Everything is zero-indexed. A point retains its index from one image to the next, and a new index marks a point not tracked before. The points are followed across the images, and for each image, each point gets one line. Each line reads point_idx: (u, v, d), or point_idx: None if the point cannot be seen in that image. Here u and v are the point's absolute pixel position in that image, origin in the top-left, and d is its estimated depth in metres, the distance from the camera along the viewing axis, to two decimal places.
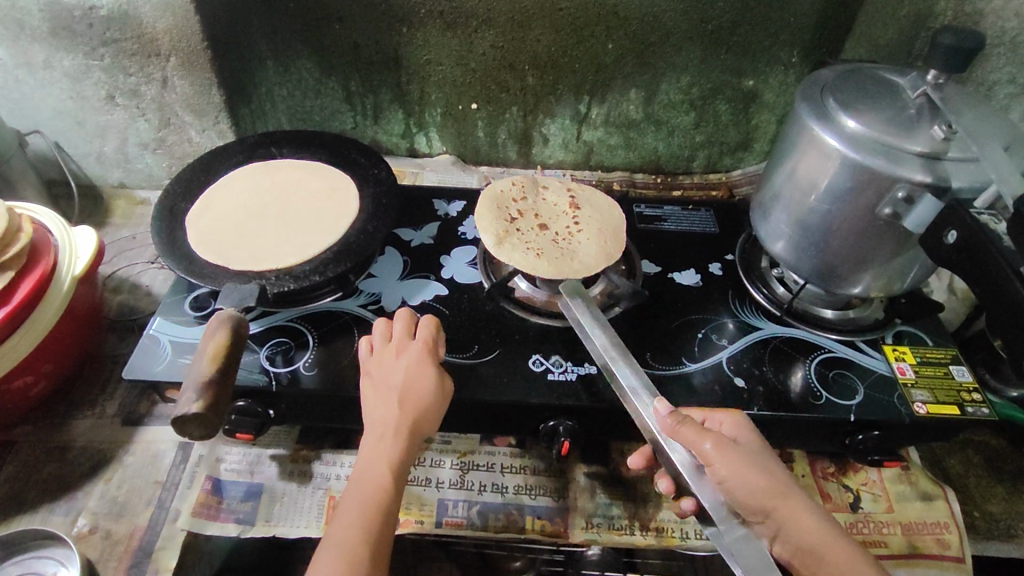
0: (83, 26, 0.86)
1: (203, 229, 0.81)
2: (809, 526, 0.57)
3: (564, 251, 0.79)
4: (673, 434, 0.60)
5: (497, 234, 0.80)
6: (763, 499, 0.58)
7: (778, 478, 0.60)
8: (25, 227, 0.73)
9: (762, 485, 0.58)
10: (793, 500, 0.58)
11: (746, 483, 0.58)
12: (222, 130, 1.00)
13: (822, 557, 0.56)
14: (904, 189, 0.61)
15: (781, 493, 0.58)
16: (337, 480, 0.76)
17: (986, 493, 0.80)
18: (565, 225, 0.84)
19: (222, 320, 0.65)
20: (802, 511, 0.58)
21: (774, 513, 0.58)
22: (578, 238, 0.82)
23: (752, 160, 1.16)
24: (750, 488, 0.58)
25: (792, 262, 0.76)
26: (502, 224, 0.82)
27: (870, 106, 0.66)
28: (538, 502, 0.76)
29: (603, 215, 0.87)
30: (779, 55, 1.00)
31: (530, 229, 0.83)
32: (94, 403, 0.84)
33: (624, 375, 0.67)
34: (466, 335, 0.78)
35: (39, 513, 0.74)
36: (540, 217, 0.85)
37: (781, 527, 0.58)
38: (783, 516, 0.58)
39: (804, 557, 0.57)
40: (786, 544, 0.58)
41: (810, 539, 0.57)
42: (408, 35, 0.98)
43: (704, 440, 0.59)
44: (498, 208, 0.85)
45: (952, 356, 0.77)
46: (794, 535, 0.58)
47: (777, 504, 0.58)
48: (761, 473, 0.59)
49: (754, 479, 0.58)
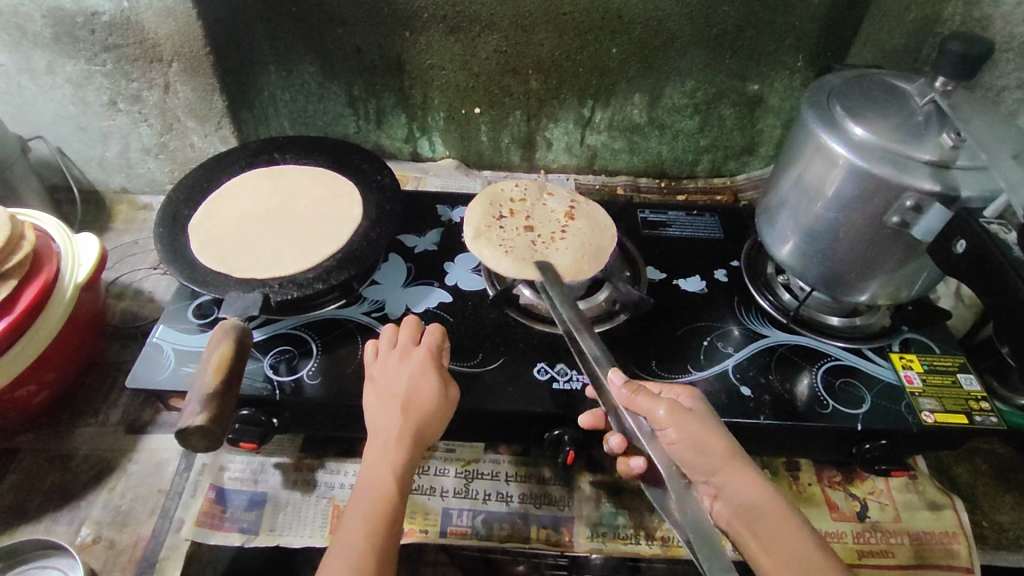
0: (85, 32, 0.86)
1: (205, 235, 0.80)
2: (751, 486, 0.56)
3: (535, 255, 0.79)
4: (630, 404, 0.60)
5: (476, 228, 0.82)
6: (708, 459, 0.58)
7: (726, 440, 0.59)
8: (28, 235, 0.73)
9: (709, 445, 0.58)
10: (737, 461, 0.58)
11: (694, 444, 0.58)
12: (224, 135, 1.00)
13: (760, 512, 0.55)
14: (912, 198, 0.61)
15: (729, 454, 0.58)
16: (341, 489, 0.76)
17: (994, 501, 0.79)
18: (555, 230, 0.84)
19: (226, 330, 0.64)
20: (748, 475, 0.57)
21: (718, 471, 0.57)
22: (558, 245, 0.81)
23: (757, 164, 1.16)
24: (698, 447, 0.58)
25: (797, 269, 0.75)
26: (488, 220, 0.84)
27: (878, 113, 0.66)
28: (543, 511, 0.76)
29: (601, 223, 0.86)
30: (785, 59, 1.00)
31: (516, 227, 0.84)
32: (98, 410, 0.84)
33: (589, 343, 0.66)
34: (470, 343, 0.77)
35: (42, 522, 0.73)
36: (532, 219, 0.85)
37: (724, 486, 0.57)
38: (728, 475, 0.57)
39: (744, 515, 0.56)
40: (727, 502, 0.57)
41: (752, 497, 0.56)
42: (411, 40, 0.98)
43: (659, 406, 0.59)
44: (491, 205, 0.87)
45: (960, 364, 0.77)
46: (736, 492, 0.56)
47: (723, 463, 0.57)
48: (710, 434, 0.59)
49: (703, 438, 0.58)
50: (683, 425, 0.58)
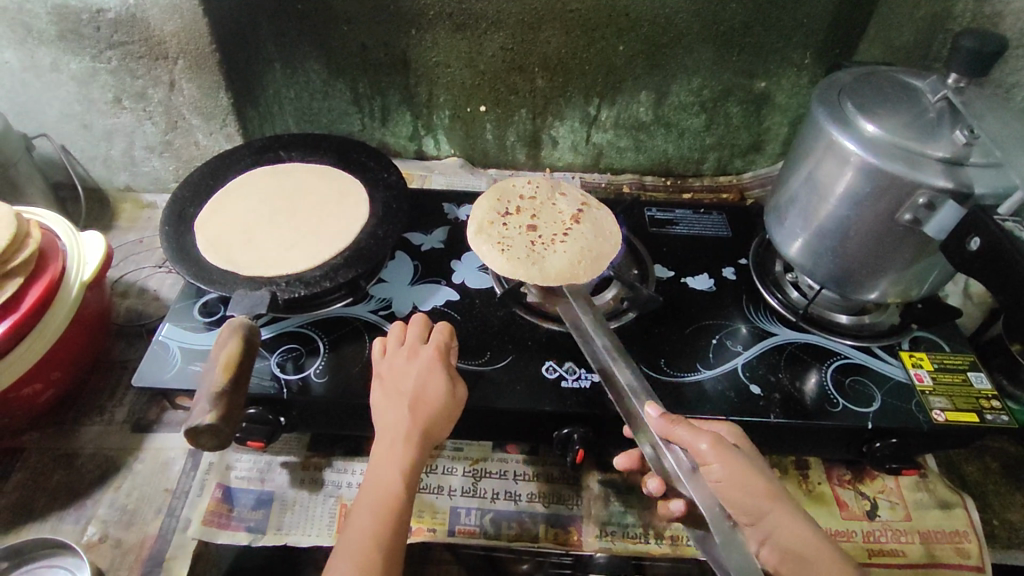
0: (90, 29, 0.86)
1: (212, 233, 0.80)
2: (798, 530, 0.58)
3: (531, 254, 0.79)
4: (669, 435, 0.61)
5: (479, 222, 0.83)
6: (755, 501, 0.59)
7: (770, 481, 0.60)
8: (34, 233, 0.72)
9: (757, 487, 0.58)
10: (784, 504, 0.59)
11: (742, 485, 0.58)
12: (229, 133, 0.99)
13: (808, 559, 0.57)
14: (925, 195, 0.60)
15: (775, 498, 0.59)
16: (348, 488, 0.76)
17: (1004, 500, 0.79)
18: (557, 231, 0.83)
19: (234, 328, 0.64)
20: (793, 517, 0.59)
21: (766, 514, 0.59)
22: (556, 247, 0.80)
23: (763, 161, 1.15)
24: (745, 489, 0.58)
25: (807, 267, 0.75)
26: (493, 215, 0.85)
27: (889, 110, 0.65)
28: (552, 509, 0.76)
29: (607, 227, 0.85)
30: (792, 57, 0.99)
31: (519, 225, 0.83)
32: (103, 409, 0.83)
33: (625, 375, 0.68)
34: (478, 341, 0.77)
35: (48, 521, 0.73)
36: (537, 217, 0.85)
37: (771, 530, 0.59)
38: (776, 519, 0.58)
39: (792, 561, 0.58)
40: (775, 547, 0.59)
41: (800, 543, 0.58)
42: (417, 37, 0.97)
43: (702, 439, 0.59)
44: (500, 201, 0.87)
45: (970, 362, 0.76)
46: (785, 538, 0.58)
47: (770, 507, 0.59)
48: (757, 476, 0.59)
49: (750, 479, 0.58)
50: (731, 465, 0.58)
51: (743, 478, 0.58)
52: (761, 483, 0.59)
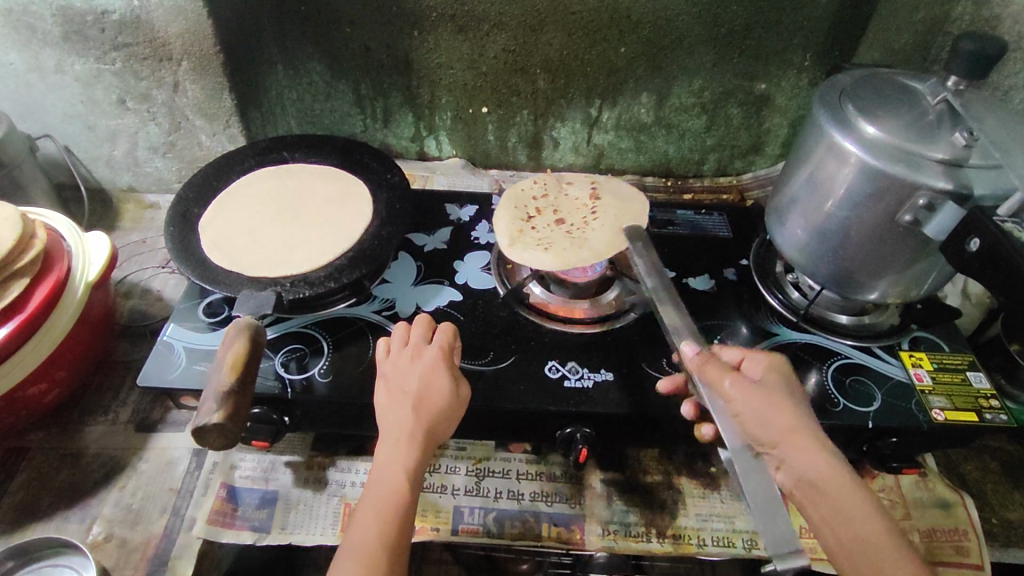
0: (95, 31, 0.86)
1: (216, 234, 0.80)
2: (813, 458, 0.54)
3: (575, 241, 0.81)
4: (699, 373, 0.60)
5: (510, 235, 0.83)
6: (769, 430, 0.56)
7: (792, 414, 0.57)
8: (39, 232, 0.73)
9: (773, 417, 0.57)
10: (802, 434, 0.56)
11: (755, 414, 0.57)
12: (232, 134, 0.99)
13: (821, 489, 0.53)
14: (925, 197, 0.61)
15: (793, 427, 0.56)
16: (352, 487, 0.76)
17: (1003, 499, 0.80)
18: (584, 215, 0.86)
19: (240, 329, 0.65)
20: (813, 447, 0.55)
21: (780, 443, 0.55)
22: (592, 228, 0.83)
23: (763, 162, 1.16)
24: (760, 419, 0.57)
25: (808, 267, 0.76)
26: (517, 223, 0.85)
27: (890, 112, 0.66)
28: (555, 508, 0.76)
29: (628, 202, 0.87)
30: (793, 58, 1.00)
31: (546, 227, 0.85)
32: (107, 409, 0.84)
33: (670, 314, 0.68)
34: (481, 341, 0.77)
35: (54, 521, 0.73)
36: (559, 214, 0.87)
37: (787, 459, 0.55)
38: (792, 448, 0.55)
39: (807, 490, 0.54)
40: (790, 475, 0.55)
41: (814, 473, 0.53)
42: (419, 38, 0.98)
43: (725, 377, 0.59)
44: (518, 208, 0.88)
45: (969, 362, 0.77)
46: (801, 466, 0.54)
47: (784, 437, 0.55)
48: (776, 408, 0.57)
49: (766, 413, 0.57)
50: (746, 395, 0.57)
51: (757, 409, 0.57)
52: (780, 412, 0.57)
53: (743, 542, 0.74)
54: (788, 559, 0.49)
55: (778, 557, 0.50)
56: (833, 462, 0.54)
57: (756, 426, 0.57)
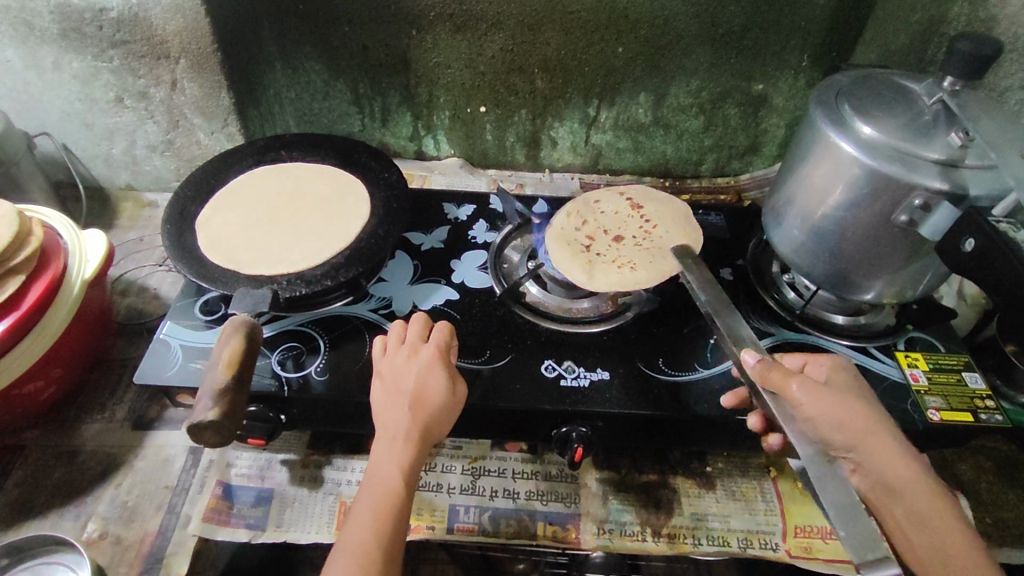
0: (92, 28, 0.86)
1: (213, 232, 0.80)
2: (889, 462, 0.56)
3: (654, 253, 0.81)
4: (765, 381, 0.58)
5: (584, 266, 0.80)
6: (847, 434, 0.57)
7: (866, 417, 0.58)
8: (36, 230, 0.73)
9: (852, 422, 0.58)
10: (881, 436, 0.57)
11: (831, 418, 0.57)
12: (230, 132, 0.99)
13: (895, 492, 0.55)
14: (920, 197, 0.61)
15: (871, 429, 0.58)
16: (348, 486, 0.76)
17: (999, 500, 0.80)
18: (638, 227, 0.86)
19: (235, 326, 0.65)
20: (891, 449, 0.57)
21: (856, 446, 0.57)
22: (658, 235, 0.84)
23: (761, 163, 1.16)
24: (838, 424, 0.57)
25: (805, 267, 0.76)
26: (575, 247, 0.82)
27: (885, 112, 0.66)
28: (550, 507, 0.76)
29: (665, 207, 0.89)
30: (790, 59, 1.00)
31: (605, 248, 0.83)
32: (104, 407, 0.84)
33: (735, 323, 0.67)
34: (478, 340, 0.77)
35: (49, 518, 0.73)
36: (611, 232, 0.85)
37: (862, 460, 0.57)
38: (872, 449, 0.57)
39: (882, 493, 0.56)
40: (868, 478, 0.57)
41: (890, 477, 0.56)
42: (417, 38, 0.98)
43: (794, 381, 0.58)
44: (569, 239, 0.84)
45: (965, 362, 0.77)
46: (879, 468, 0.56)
47: (862, 440, 0.57)
48: (853, 410, 0.58)
49: (841, 416, 0.57)
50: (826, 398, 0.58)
51: (836, 413, 0.57)
52: (857, 416, 0.58)
53: (738, 541, 0.74)
54: (876, 569, 0.47)
55: (864, 567, 0.48)
56: (911, 465, 0.56)
57: (837, 431, 0.57)
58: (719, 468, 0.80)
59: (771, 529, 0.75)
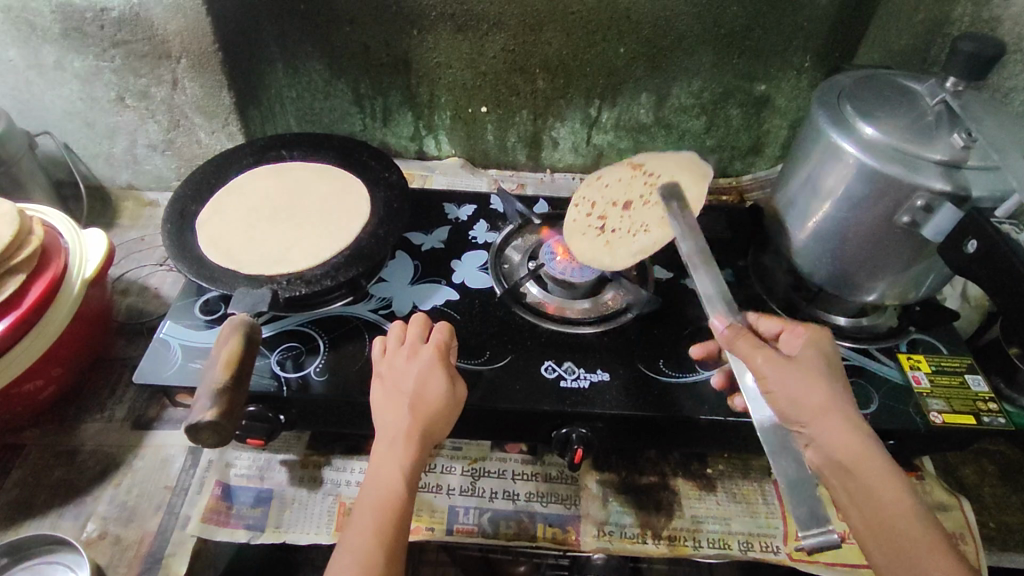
0: (94, 28, 0.86)
1: (213, 232, 0.80)
2: (841, 442, 0.55)
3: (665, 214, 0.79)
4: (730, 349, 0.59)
5: (603, 253, 0.82)
6: (802, 409, 0.56)
7: (827, 392, 0.57)
8: (36, 230, 0.73)
9: (808, 399, 0.56)
10: (839, 413, 0.56)
11: (783, 392, 0.57)
12: (231, 132, 0.99)
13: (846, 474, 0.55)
14: (923, 198, 0.61)
15: (829, 404, 0.56)
16: (347, 486, 0.76)
17: (1002, 504, 0.79)
18: (643, 187, 0.82)
19: (235, 326, 0.64)
20: (846, 426, 0.55)
21: (807, 423, 0.56)
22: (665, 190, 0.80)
23: (763, 164, 1.16)
24: (796, 399, 0.56)
25: (807, 269, 0.75)
26: (590, 233, 0.84)
27: (887, 113, 0.66)
28: (550, 509, 0.76)
29: (665, 154, 0.83)
30: (792, 60, 1.00)
31: (619, 222, 0.83)
32: (103, 407, 0.84)
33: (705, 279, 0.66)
34: (478, 341, 0.77)
35: (48, 517, 0.73)
36: (620, 201, 0.83)
37: (816, 437, 0.56)
38: (828, 425, 0.56)
39: (836, 469, 0.55)
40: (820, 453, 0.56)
41: (839, 455, 0.55)
42: (418, 37, 0.98)
43: (758, 354, 0.58)
44: (582, 226, 0.85)
45: (968, 365, 0.77)
46: (833, 443, 0.55)
47: (816, 416, 0.56)
48: (813, 384, 0.57)
49: (795, 392, 0.57)
50: (786, 374, 0.57)
51: (794, 390, 0.57)
52: (816, 392, 0.57)
53: (739, 544, 0.73)
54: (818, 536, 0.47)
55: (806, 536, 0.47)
56: (866, 445, 0.55)
57: (793, 405, 0.56)
58: (720, 470, 0.79)
59: (772, 531, 0.74)
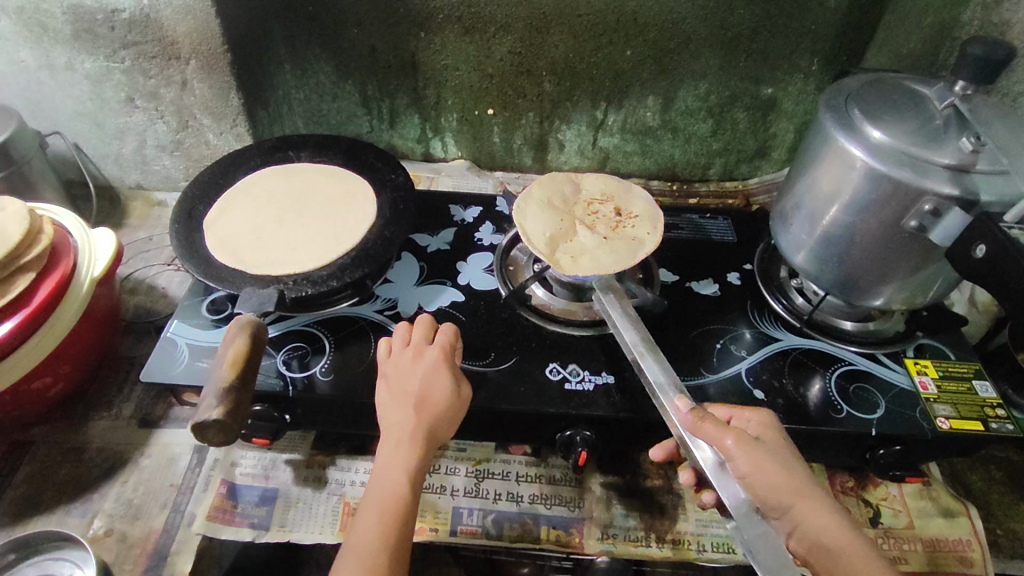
0: (105, 29, 0.87)
1: (221, 232, 0.81)
2: (830, 524, 0.55)
3: (565, 234, 0.82)
4: (695, 430, 0.59)
5: (636, 247, 0.80)
6: (782, 495, 0.57)
7: (797, 475, 0.58)
8: (46, 228, 0.73)
9: (776, 475, 0.57)
10: (813, 498, 0.56)
11: (767, 481, 0.57)
12: (239, 133, 1.00)
13: (835, 553, 0.54)
14: (930, 202, 0.60)
15: (800, 489, 0.57)
16: (352, 486, 0.76)
17: (1009, 511, 0.79)
18: (581, 213, 0.86)
19: (242, 325, 0.65)
20: (819, 507, 0.56)
21: (792, 509, 0.56)
22: (561, 217, 0.84)
23: (770, 168, 1.16)
24: (774, 485, 0.57)
25: (813, 273, 0.75)
26: (628, 231, 0.83)
27: (896, 117, 0.66)
28: (554, 511, 0.76)
29: (544, 189, 0.88)
30: (800, 63, 0.99)
31: (603, 229, 0.83)
32: (111, 405, 0.84)
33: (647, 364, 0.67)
34: (484, 342, 0.77)
35: (55, 514, 0.74)
36: (598, 215, 0.86)
37: (797, 522, 0.56)
38: (802, 510, 0.56)
39: (819, 554, 0.55)
40: (801, 540, 0.56)
41: (827, 537, 0.55)
42: (426, 39, 0.98)
43: (727, 436, 0.58)
44: (633, 221, 0.85)
45: (975, 370, 0.76)
46: (812, 529, 0.56)
47: (795, 500, 0.56)
48: (781, 469, 0.58)
49: (776, 476, 0.57)
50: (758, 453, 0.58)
51: (776, 475, 0.57)
52: (782, 469, 0.58)
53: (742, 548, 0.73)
54: None
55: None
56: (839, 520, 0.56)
57: (765, 478, 0.57)
58: None
59: None
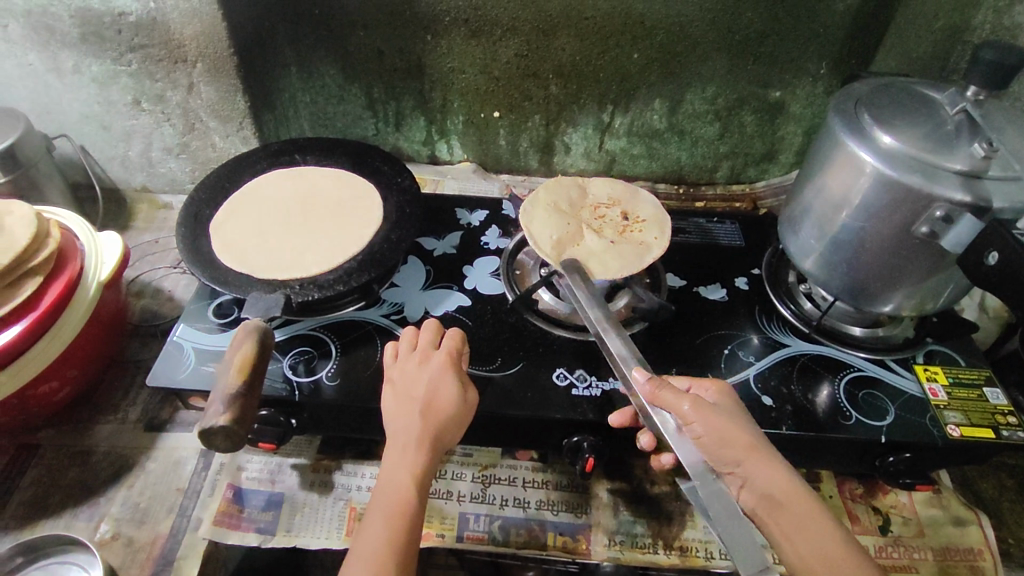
0: (112, 32, 0.87)
1: (228, 236, 0.81)
2: (779, 476, 0.56)
3: (571, 237, 0.82)
4: (654, 398, 0.60)
5: (641, 253, 0.80)
6: (732, 450, 0.57)
7: (752, 435, 0.58)
8: (53, 232, 0.73)
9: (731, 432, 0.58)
10: (763, 454, 0.57)
11: (720, 438, 0.57)
12: (245, 136, 1.00)
13: (784, 503, 0.54)
14: (942, 208, 0.60)
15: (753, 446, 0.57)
16: (358, 491, 0.76)
17: (1020, 519, 0.79)
18: (588, 217, 0.86)
19: (250, 330, 0.65)
20: (769, 461, 0.57)
21: (743, 463, 0.56)
22: (567, 220, 0.84)
23: (777, 171, 1.15)
24: (727, 439, 0.57)
25: (822, 279, 0.74)
26: (635, 236, 0.83)
27: (906, 122, 0.65)
28: (561, 517, 0.75)
29: (552, 193, 0.88)
30: (808, 66, 0.99)
31: (610, 233, 0.83)
32: (118, 408, 0.84)
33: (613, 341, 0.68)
34: (490, 347, 0.77)
35: (62, 518, 0.74)
36: (606, 219, 0.86)
37: (748, 478, 0.56)
38: (754, 465, 0.56)
39: (768, 506, 0.55)
40: (752, 494, 0.56)
41: (777, 488, 0.55)
42: (432, 42, 0.98)
43: (684, 401, 0.59)
44: (639, 225, 0.85)
45: (987, 377, 0.76)
46: (761, 482, 0.56)
47: (747, 456, 0.57)
48: (734, 428, 0.58)
49: (732, 435, 0.58)
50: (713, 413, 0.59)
51: (728, 432, 0.58)
52: (736, 427, 0.58)
53: None
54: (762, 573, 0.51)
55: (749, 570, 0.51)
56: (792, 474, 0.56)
57: (719, 435, 0.58)
58: None
59: None
